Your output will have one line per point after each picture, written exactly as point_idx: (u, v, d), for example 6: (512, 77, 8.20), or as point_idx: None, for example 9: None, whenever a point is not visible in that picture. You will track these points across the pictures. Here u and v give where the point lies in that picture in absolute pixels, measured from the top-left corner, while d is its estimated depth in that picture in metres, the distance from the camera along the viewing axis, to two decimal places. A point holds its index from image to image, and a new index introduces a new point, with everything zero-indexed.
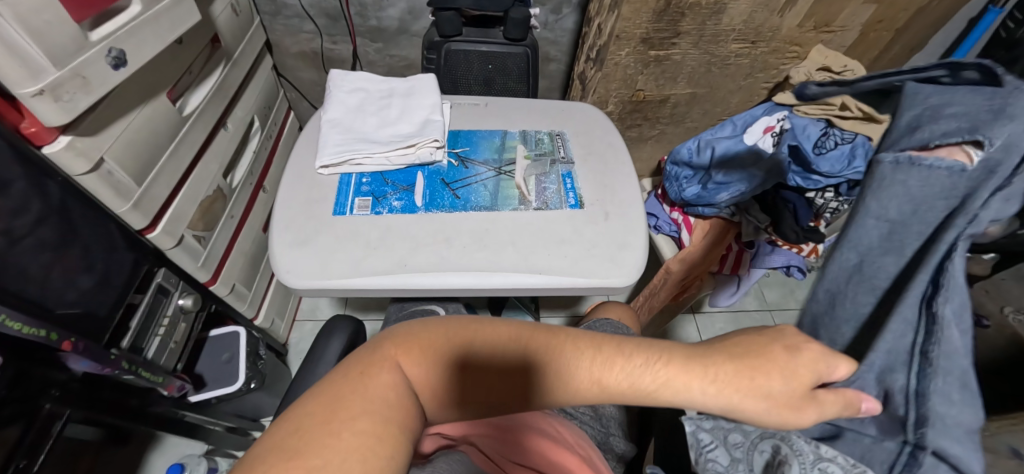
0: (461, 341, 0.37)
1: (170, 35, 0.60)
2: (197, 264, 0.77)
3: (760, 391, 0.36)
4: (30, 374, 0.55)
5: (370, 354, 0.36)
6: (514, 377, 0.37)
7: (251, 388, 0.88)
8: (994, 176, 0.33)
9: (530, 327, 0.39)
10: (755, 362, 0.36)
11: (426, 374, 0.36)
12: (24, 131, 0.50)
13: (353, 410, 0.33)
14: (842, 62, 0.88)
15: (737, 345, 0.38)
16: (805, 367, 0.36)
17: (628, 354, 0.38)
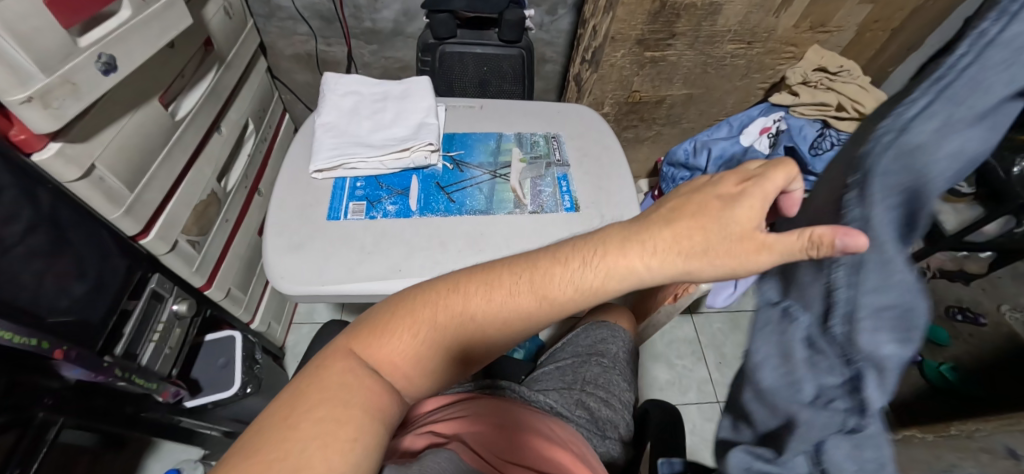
0: (413, 308, 0.42)
1: (160, 40, 0.60)
2: (191, 269, 0.77)
3: (700, 247, 0.36)
4: (20, 384, 0.55)
5: (327, 352, 0.40)
6: (500, 314, 0.42)
7: (248, 393, 0.86)
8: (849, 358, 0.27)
9: (466, 275, 0.44)
10: (691, 221, 0.37)
11: (386, 346, 0.40)
12: (14, 138, 0.50)
13: (312, 401, 0.36)
14: (839, 62, 0.89)
15: (669, 210, 0.39)
16: (746, 206, 0.35)
17: (556, 270, 0.42)
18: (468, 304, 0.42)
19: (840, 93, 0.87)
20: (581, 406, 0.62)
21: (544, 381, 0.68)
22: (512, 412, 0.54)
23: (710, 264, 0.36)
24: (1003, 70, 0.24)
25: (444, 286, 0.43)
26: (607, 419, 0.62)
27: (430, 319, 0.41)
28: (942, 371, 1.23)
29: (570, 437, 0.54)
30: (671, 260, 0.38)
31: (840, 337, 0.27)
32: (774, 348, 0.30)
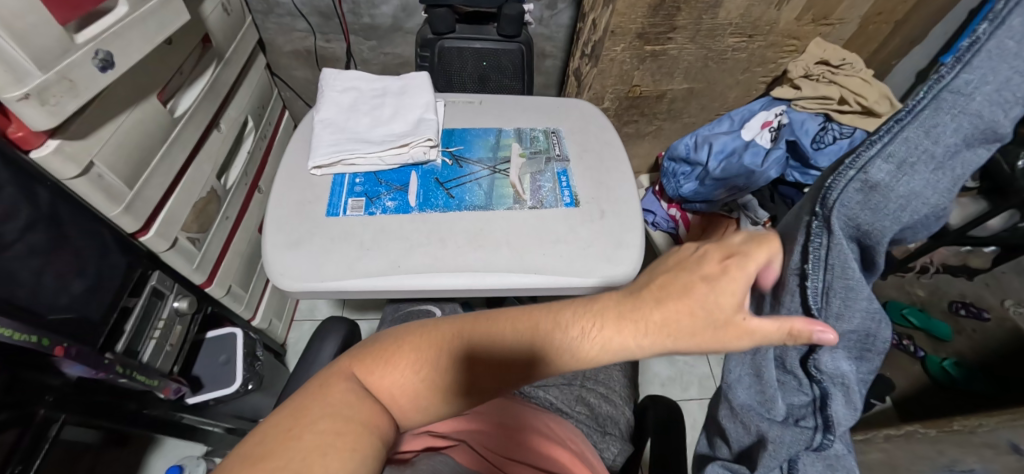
0: (415, 347, 0.40)
1: (158, 36, 0.59)
2: (192, 267, 0.77)
3: (690, 325, 0.37)
4: (22, 381, 0.55)
5: (331, 369, 0.39)
6: (514, 363, 0.39)
7: (250, 389, 0.88)
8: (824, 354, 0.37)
9: (467, 319, 0.41)
10: (678, 300, 0.38)
11: (386, 375, 0.39)
12: (12, 135, 0.50)
13: (313, 415, 0.35)
14: (841, 55, 0.89)
15: (657, 287, 0.39)
16: (729, 290, 0.37)
17: (557, 321, 0.40)
18: (466, 351, 0.40)
19: (842, 86, 0.87)
20: (582, 402, 0.63)
21: None
22: (514, 409, 0.54)
23: (703, 344, 0.37)
24: (994, 93, 0.28)
25: (444, 328, 0.41)
26: (606, 413, 0.63)
27: (429, 359, 0.39)
28: (945, 366, 1.22)
29: (570, 434, 0.54)
30: (658, 336, 0.38)
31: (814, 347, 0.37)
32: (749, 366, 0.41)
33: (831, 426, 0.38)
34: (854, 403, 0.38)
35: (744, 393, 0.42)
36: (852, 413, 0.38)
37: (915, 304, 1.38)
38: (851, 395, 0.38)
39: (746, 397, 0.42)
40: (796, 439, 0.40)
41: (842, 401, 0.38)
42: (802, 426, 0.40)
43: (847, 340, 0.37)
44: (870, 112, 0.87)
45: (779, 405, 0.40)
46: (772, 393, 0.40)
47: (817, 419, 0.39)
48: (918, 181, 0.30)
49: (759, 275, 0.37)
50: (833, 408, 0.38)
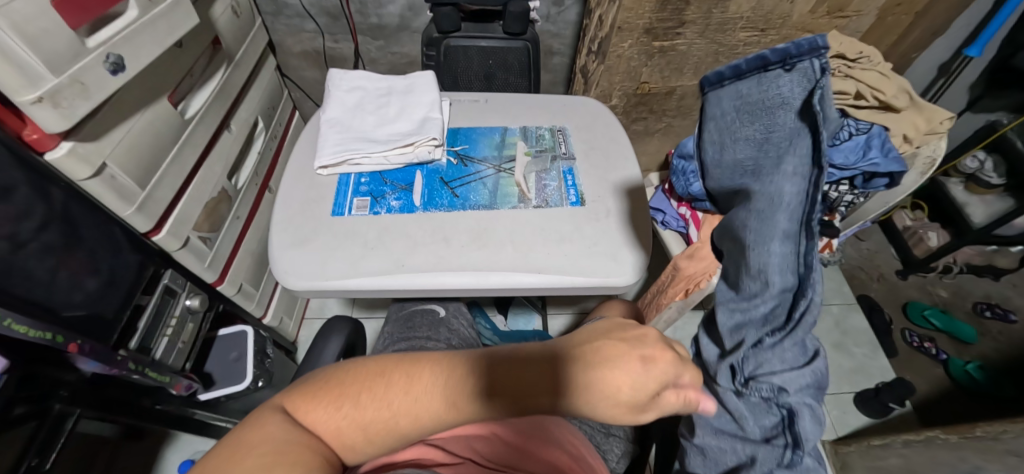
0: (342, 386, 0.37)
1: (168, 38, 0.60)
2: (203, 265, 0.78)
3: (610, 395, 0.35)
4: (40, 375, 0.56)
5: (265, 407, 0.38)
6: (526, 385, 0.36)
7: (260, 386, 0.88)
8: (774, 353, 0.34)
9: (399, 359, 0.38)
10: (605, 368, 0.35)
11: (319, 414, 0.37)
12: (27, 138, 0.51)
13: (252, 445, 0.34)
14: (858, 48, 0.85)
15: (594, 349, 0.36)
16: (656, 378, 0.35)
17: (495, 356, 0.38)
18: (393, 394, 0.37)
19: (858, 81, 0.84)
20: None
21: None
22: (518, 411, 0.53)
23: (614, 413, 0.35)
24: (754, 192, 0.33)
25: (374, 367, 0.38)
26: None
27: (351, 399, 0.37)
28: (968, 370, 1.18)
29: (568, 434, 0.54)
30: (567, 400, 0.35)
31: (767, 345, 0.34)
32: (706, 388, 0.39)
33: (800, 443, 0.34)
34: (820, 416, 0.35)
35: (714, 422, 0.38)
36: (819, 427, 0.34)
37: (938, 305, 1.34)
38: (816, 407, 0.35)
39: (716, 421, 0.38)
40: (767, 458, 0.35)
41: (809, 415, 0.34)
42: (772, 444, 0.35)
43: (792, 344, 0.34)
44: (888, 107, 0.84)
45: (748, 426, 0.36)
46: (738, 411, 0.36)
47: (786, 437, 0.35)
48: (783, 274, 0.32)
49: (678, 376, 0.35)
50: (799, 423, 0.34)
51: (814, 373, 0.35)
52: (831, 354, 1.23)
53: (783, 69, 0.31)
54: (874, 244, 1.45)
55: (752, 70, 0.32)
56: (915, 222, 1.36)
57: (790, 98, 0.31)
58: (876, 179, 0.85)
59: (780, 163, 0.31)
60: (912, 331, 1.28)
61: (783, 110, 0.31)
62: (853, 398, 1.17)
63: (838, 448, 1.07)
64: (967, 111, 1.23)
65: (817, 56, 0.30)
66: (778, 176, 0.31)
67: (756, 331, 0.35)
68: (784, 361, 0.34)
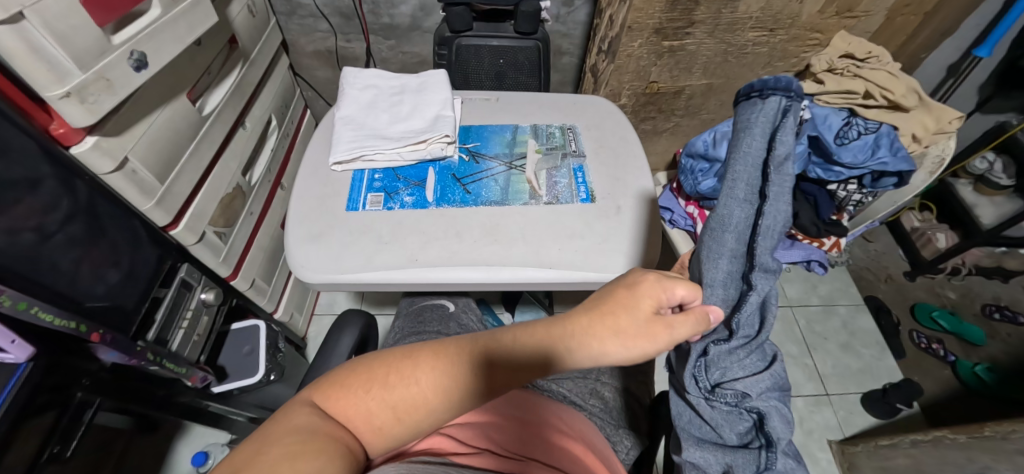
0: (366, 369, 0.39)
1: (189, 37, 0.62)
2: (218, 260, 0.80)
3: (618, 333, 0.38)
4: (64, 364, 0.57)
5: (291, 402, 0.38)
6: (542, 354, 0.39)
7: (272, 379, 0.89)
8: (738, 358, 0.42)
9: (419, 345, 0.40)
10: (606, 310, 0.39)
11: (346, 397, 0.38)
12: (54, 132, 0.52)
13: (278, 436, 0.34)
14: (867, 48, 0.86)
15: (589, 301, 0.40)
16: (646, 295, 0.39)
17: (510, 334, 0.40)
18: (419, 366, 0.39)
19: (867, 80, 0.85)
20: (596, 395, 0.64)
21: None
22: (530, 405, 0.54)
23: (628, 348, 0.38)
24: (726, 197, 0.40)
25: (396, 352, 0.40)
26: (618, 406, 0.64)
27: (378, 383, 0.38)
28: (976, 371, 1.18)
29: (578, 424, 0.55)
30: (580, 333, 0.39)
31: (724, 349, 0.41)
32: (682, 408, 0.44)
33: (773, 443, 0.40)
34: (786, 417, 0.41)
35: (698, 433, 0.43)
36: (788, 426, 0.41)
37: (946, 307, 1.33)
38: (783, 410, 0.41)
39: (698, 432, 0.43)
40: (746, 461, 0.41)
41: (777, 416, 0.41)
42: (749, 448, 0.41)
43: (751, 351, 0.41)
44: (896, 105, 0.84)
45: (726, 434, 0.42)
46: (716, 421, 0.42)
47: (760, 439, 0.41)
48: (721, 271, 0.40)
49: (672, 294, 0.39)
50: (770, 425, 0.40)
51: (771, 373, 0.42)
52: (838, 354, 1.23)
53: (759, 100, 0.39)
54: (882, 246, 1.44)
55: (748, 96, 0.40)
56: (923, 223, 1.36)
57: (756, 123, 0.39)
58: (885, 178, 0.87)
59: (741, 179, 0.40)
60: (920, 332, 1.28)
61: (754, 136, 0.39)
62: (860, 398, 1.16)
63: (846, 449, 1.07)
64: (976, 112, 1.23)
65: (785, 100, 0.39)
66: (733, 198, 0.39)
67: (709, 342, 0.42)
68: (743, 366, 0.42)
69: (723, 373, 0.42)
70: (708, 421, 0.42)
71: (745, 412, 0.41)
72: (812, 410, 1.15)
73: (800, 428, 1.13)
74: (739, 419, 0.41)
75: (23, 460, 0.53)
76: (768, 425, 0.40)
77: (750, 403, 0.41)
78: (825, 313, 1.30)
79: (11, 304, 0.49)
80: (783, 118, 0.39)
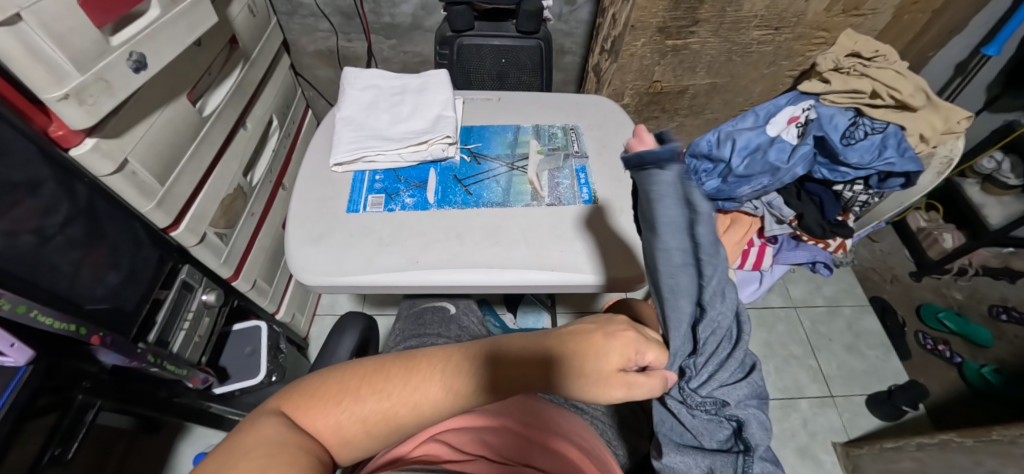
0: (339, 380, 0.41)
1: (188, 37, 0.61)
2: (219, 261, 0.79)
3: (582, 375, 0.40)
4: (64, 367, 0.57)
5: (262, 410, 0.40)
6: (517, 372, 0.41)
7: (273, 380, 0.89)
8: (715, 373, 0.44)
9: (395, 357, 0.43)
10: (578, 350, 0.41)
11: (319, 408, 0.40)
12: (53, 134, 0.52)
13: (249, 447, 0.36)
14: (873, 47, 0.85)
15: (565, 335, 0.42)
16: (616, 351, 0.41)
17: (488, 350, 0.43)
18: (389, 380, 0.41)
19: (874, 79, 0.83)
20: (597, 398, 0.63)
21: None
22: (529, 407, 0.53)
23: (587, 388, 0.41)
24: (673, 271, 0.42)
25: (370, 365, 0.42)
26: (620, 409, 0.63)
27: (350, 395, 0.40)
28: (983, 373, 1.17)
29: (575, 426, 0.54)
30: (551, 360, 0.41)
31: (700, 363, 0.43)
32: (665, 414, 0.45)
33: (752, 447, 0.42)
34: (763, 423, 0.44)
35: (678, 439, 0.44)
36: (762, 432, 0.43)
37: (953, 308, 1.32)
38: (757, 416, 0.44)
39: (678, 437, 0.44)
40: (725, 465, 0.42)
41: (755, 422, 0.43)
42: (730, 452, 0.43)
43: (725, 366, 0.44)
44: (904, 105, 0.82)
45: (706, 440, 0.43)
46: (697, 427, 0.43)
47: (739, 445, 0.43)
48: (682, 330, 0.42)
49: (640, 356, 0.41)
50: (748, 431, 0.42)
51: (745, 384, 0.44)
52: (843, 355, 1.22)
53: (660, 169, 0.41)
54: (888, 246, 1.43)
55: (635, 165, 0.42)
56: (930, 223, 1.35)
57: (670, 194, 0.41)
58: (892, 178, 0.86)
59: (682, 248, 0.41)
60: (926, 333, 1.26)
61: (671, 206, 0.41)
62: (866, 400, 1.16)
63: (850, 451, 1.06)
64: (984, 110, 1.21)
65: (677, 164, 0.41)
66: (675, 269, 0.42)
67: (679, 359, 0.43)
68: (719, 378, 0.44)
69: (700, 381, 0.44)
70: (689, 427, 0.43)
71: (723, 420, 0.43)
72: (817, 412, 1.14)
73: (804, 430, 1.12)
74: (717, 425, 0.43)
75: (23, 463, 0.53)
76: (744, 432, 0.42)
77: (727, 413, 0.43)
78: (829, 314, 1.29)
79: (11, 307, 0.49)
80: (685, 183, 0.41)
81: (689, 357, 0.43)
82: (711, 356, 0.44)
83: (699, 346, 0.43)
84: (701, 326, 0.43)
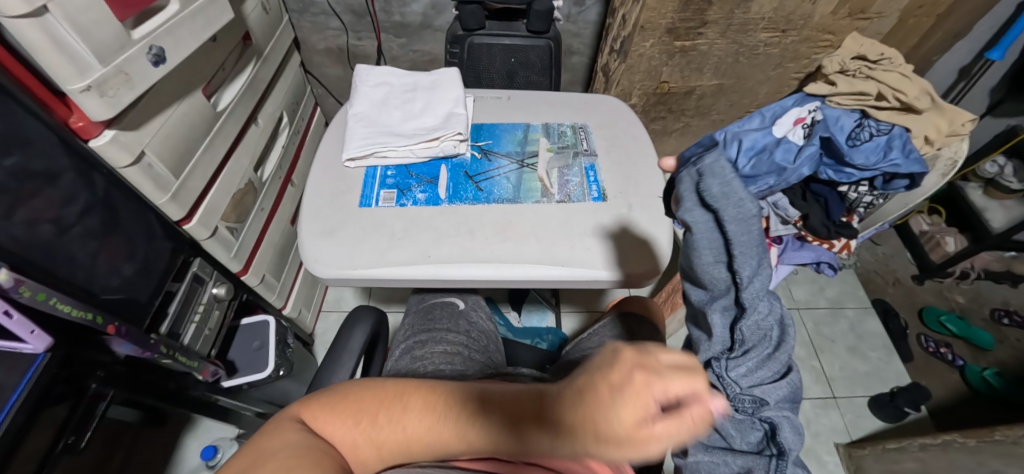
0: (363, 398, 0.44)
1: (204, 33, 0.62)
2: (229, 255, 0.80)
3: (595, 434, 0.33)
4: (81, 356, 0.58)
5: (289, 415, 0.43)
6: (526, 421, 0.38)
7: (280, 374, 0.91)
8: (759, 371, 0.43)
9: (416, 386, 0.44)
10: (586, 405, 0.33)
11: (338, 424, 0.43)
12: (73, 125, 0.53)
13: (274, 449, 0.38)
14: (878, 50, 0.87)
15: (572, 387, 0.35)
16: (632, 404, 0.32)
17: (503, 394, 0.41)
18: (408, 411, 0.43)
19: (879, 82, 0.85)
20: None
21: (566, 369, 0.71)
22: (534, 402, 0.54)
23: (606, 450, 0.33)
24: (706, 271, 0.41)
25: (392, 390, 0.44)
26: None
27: (367, 419, 0.43)
28: (985, 376, 1.17)
29: None
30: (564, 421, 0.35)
31: (741, 360, 0.43)
32: None
33: (786, 452, 0.42)
34: (797, 428, 0.43)
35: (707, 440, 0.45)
36: (797, 437, 0.43)
37: (955, 311, 1.33)
38: (793, 421, 0.43)
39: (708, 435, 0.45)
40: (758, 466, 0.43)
41: (790, 426, 0.43)
42: (762, 454, 0.43)
43: (768, 363, 0.43)
44: (910, 108, 0.83)
45: (737, 442, 0.44)
46: (729, 425, 0.43)
47: (772, 448, 0.42)
48: (717, 324, 0.42)
49: (666, 395, 0.32)
50: (782, 435, 0.42)
51: (785, 383, 0.43)
52: (846, 357, 1.23)
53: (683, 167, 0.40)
54: (891, 249, 1.44)
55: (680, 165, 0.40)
56: (932, 226, 1.36)
57: (688, 195, 0.39)
58: (897, 180, 0.87)
59: (704, 254, 0.40)
60: (929, 336, 1.27)
61: (696, 206, 0.39)
62: (868, 402, 1.16)
63: (853, 452, 1.06)
64: (987, 114, 1.22)
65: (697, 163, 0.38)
66: (710, 268, 0.41)
67: (715, 352, 0.43)
68: (762, 377, 0.43)
69: (740, 377, 0.43)
70: (721, 425, 0.44)
71: (760, 422, 0.43)
72: (819, 413, 1.15)
73: (807, 431, 1.12)
74: (750, 425, 0.43)
75: (38, 452, 0.53)
76: (780, 437, 0.42)
77: (763, 415, 0.43)
78: (832, 315, 1.30)
79: (31, 295, 0.49)
80: (702, 178, 0.38)
81: (731, 354, 0.43)
82: (755, 354, 0.43)
83: (740, 346, 0.43)
84: (739, 323, 0.42)
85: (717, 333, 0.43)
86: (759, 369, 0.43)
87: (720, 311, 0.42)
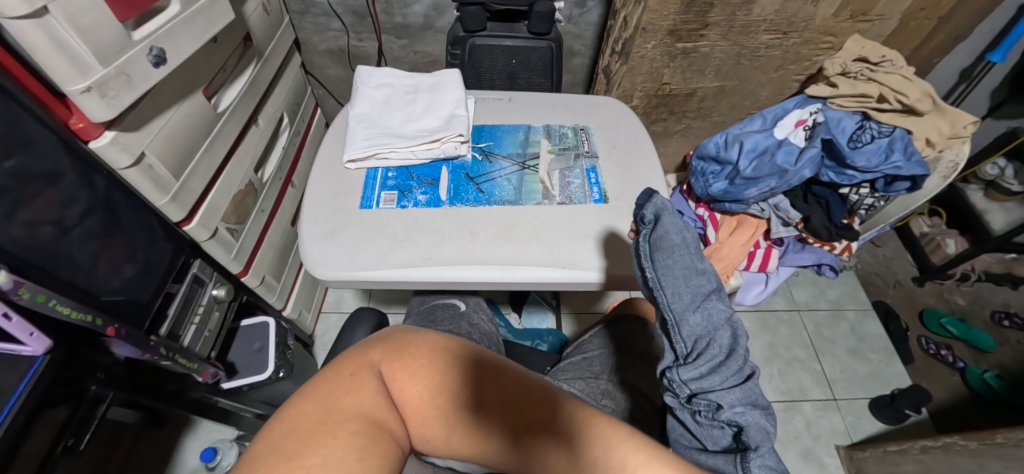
0: (418, 365, 0.45)
1: (205, 35, 0.62)
2: (230, 256, 0.80)
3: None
4: (81, 357, 0.58)
5: (357, 362, 0.45)
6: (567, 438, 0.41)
7: (280, 376, 0.90)
8: (711, 376, 0.44)
9: (470, 366, 0.45)
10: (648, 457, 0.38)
11: (397, 394, 0.45)
12: (73, 126, 0.53)
13: (343, 414, 0.41)
14: (880, 52, 0.86)
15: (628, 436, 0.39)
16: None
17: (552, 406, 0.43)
18: (458, 401, 0.44)
19: (881, 84, 0.84)
20: (608, 396, 0.64)
21: (568, 371, 0.72)
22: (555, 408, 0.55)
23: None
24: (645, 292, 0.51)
25: (442, 363, 0.45)
26: (631, 407, 0.63)
27: (422, 388, 0.44)
28: (986, 378, 1.17)
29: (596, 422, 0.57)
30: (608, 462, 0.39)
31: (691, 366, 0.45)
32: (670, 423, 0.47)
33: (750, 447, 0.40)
34: (767, 430, 0.42)
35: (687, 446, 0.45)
36: (767, 437, 0.41)
37: (955, 313, 1.33)
38: (760, 424, 0.42)
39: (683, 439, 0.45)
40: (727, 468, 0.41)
41: (755, 427, 0.41)
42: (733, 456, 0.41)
43: (718, 367, 0.45)
44: (911, 110, 0.83)
45: (708, 444, 0.43)
46: (696, 427, 0.44)
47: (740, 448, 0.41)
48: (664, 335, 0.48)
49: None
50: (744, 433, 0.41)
51: (740, 387, 0.44)
52: (847, 359, 1.23)
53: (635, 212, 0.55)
54: (891, 251, 1.44)
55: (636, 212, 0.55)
56: (933, 228, 1.36)
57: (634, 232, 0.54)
58: (898, 181, 0.86)
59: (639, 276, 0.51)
60: (929, 338, 1.27)
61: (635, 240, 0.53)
62: (869, 404, 1.16)
63: (854, 454, 1.06)
64: (988, 116, 1.22)
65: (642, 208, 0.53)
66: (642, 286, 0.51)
67: (669, 361, 0.47)
68: (713, 381, 0.44)
69: (692, 382, 0.45)
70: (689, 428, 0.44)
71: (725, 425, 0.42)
72: (820, 415, 1.15)
73: (808, 434, 1.12)
74: (715, 426, 0.43)
75: (36, 455, 0.53)
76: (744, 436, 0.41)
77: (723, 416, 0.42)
78: (832, 317, 1.30)
79: (30, 296, 0.49)
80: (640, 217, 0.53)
81: (681, 360, 0.46)
82: (702, 359, 0.45)
83: (689, 352, 0.46)
84: (678, 332, 0.47)
85: (666, 344, 0.48)
86: (709, 374, 0.44)
87: (662, 326, 0.48)
